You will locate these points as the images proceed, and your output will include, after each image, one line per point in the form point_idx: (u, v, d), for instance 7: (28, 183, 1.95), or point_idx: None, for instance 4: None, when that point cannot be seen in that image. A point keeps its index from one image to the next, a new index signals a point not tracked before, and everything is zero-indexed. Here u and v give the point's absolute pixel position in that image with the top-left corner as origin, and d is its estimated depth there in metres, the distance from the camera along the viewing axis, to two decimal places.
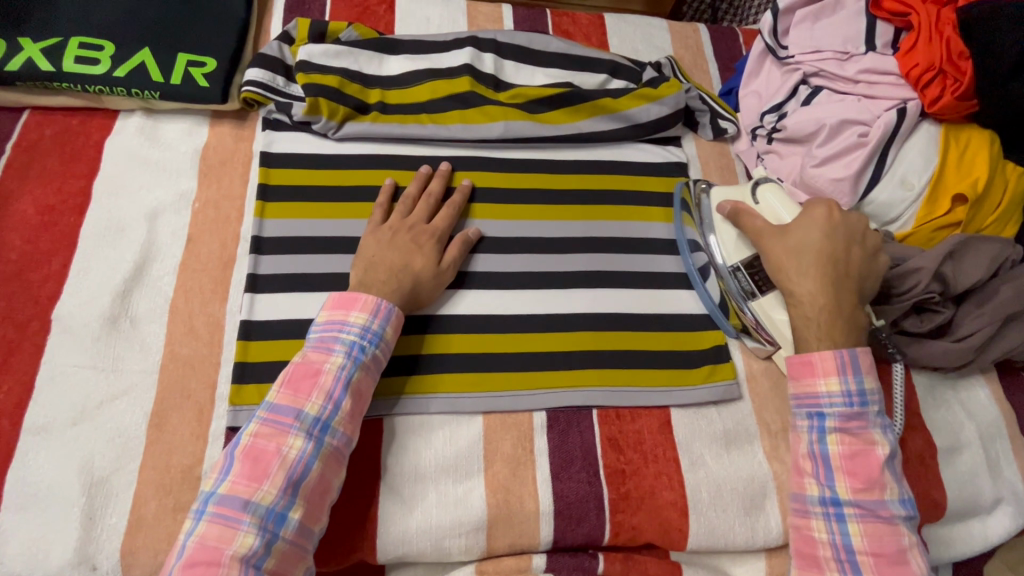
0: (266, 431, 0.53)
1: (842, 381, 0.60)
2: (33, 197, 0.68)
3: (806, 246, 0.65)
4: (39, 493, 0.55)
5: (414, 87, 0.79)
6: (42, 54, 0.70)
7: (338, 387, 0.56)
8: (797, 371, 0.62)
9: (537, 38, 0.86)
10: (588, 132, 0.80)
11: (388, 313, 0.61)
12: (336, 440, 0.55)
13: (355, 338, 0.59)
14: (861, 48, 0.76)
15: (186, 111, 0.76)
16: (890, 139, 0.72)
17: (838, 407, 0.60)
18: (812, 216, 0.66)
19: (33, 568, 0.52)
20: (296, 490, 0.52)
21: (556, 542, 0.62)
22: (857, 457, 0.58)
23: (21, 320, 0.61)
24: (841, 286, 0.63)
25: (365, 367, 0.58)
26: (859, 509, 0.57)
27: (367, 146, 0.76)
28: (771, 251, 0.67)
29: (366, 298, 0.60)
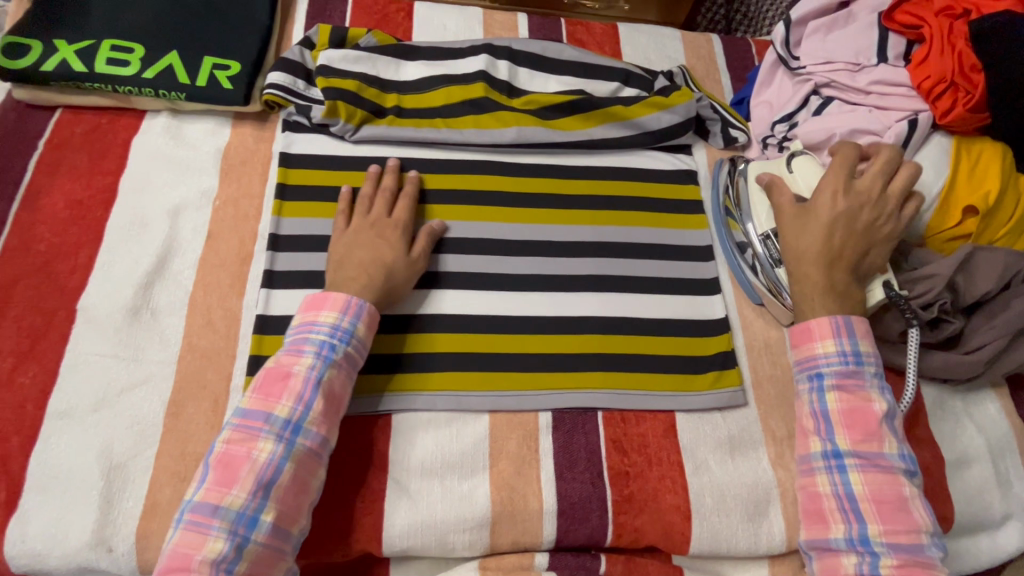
0: (238, 437, 0.55)
1: (839, 343, 0.64)
2: (63, 192, 0.70)
3: (816, 225, 0.67)
4: (59, 475, 0.57)
5: (429, 92, 0.81)
6: (76, 56, 0.73)
7: (308, 388, 0.57)
8: (796, 339, 0.67)
9: (549, 46, 0.87)
10: (599, 138, 0.81)
11: (359, 309, 0.62)
12: (307, 441, 0.56)
13: (325, 337, 0.60)
14: (872, 60, 0.77)
15: (209, 112, 0.79)
16: (900, 150, 0.73)
17: (835, 366, 0.63)
18: (826, 197, 0.68)
19: (52, 548, 0.54)
20: (266, 492, 0.53)
21: (558, 541, 0.63)
22: (855, 412, 0.61)
23: (48, 310, 0.64)
24: (842, 264, 0.67)
25: (337, 366, 0.59)
26: (859, 460, 0.60)
27: (383, 148, 0.78)
28: (784, 228, 0.70)
29: (335, 297, 0.62)
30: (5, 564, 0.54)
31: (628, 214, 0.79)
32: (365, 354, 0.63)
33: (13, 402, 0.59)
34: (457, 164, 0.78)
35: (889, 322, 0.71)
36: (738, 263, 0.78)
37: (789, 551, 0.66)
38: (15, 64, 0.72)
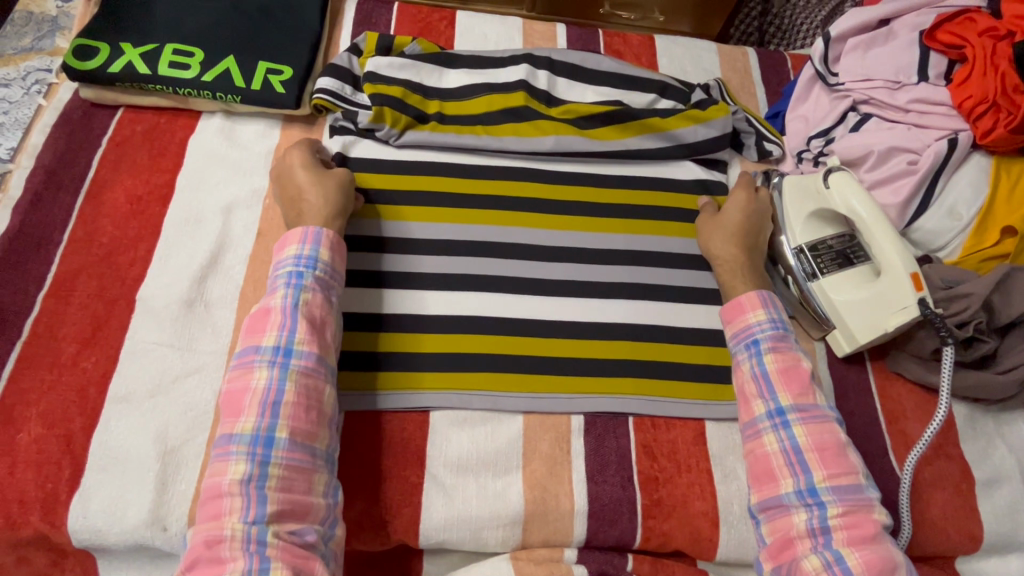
0: (235, 375, 0.57)
1: (767, 312, 0.67)
2: (125, 187, 0.74)
3: (727, 218, 0.76)
4: (118, 456, 0.60)
5: (470, 100, 0.83)
6: (140, 58, 0.77)
7: (287, 314, 0.59)
8: (729, 315, 0.69)
9: (588, 58, 0.89)
10: (635, 148, 0.83)
11: (318, 237, 0.65)
12: (301, 360, 0.58)
13: (292, 267, 0.63)
14: (913, 78, 0.78)
15: (261, 115, 0.82)
16: (938, 169, 0.73)
17: (769, 331, 0.66)
18: (737, 199, 0.78)
19: (111, 524, 0.57)
20: (274, 411, 0.55)
21: (588, 540, 0.65)
22: (789, 369, 0.64)
23: (110, 299, 0.67)
24: (753, 256, 0.74)
25: (310, 290, 0.62)
26: (801, 413, 0.61)
27: (425, 152, 0.80)
28: (702, 224, 0.77)
29: (294, 233, 0.65)
30: (68, 538, 0.58)
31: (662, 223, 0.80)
32: (336, 278, 0.65)
33: (76, 384, 0.63)
34: (496, 171, 0.80)
35: (923, 338, 0.71)
36: (772, 275, 0.80)
37: None
38: (84, 65, 0.76)
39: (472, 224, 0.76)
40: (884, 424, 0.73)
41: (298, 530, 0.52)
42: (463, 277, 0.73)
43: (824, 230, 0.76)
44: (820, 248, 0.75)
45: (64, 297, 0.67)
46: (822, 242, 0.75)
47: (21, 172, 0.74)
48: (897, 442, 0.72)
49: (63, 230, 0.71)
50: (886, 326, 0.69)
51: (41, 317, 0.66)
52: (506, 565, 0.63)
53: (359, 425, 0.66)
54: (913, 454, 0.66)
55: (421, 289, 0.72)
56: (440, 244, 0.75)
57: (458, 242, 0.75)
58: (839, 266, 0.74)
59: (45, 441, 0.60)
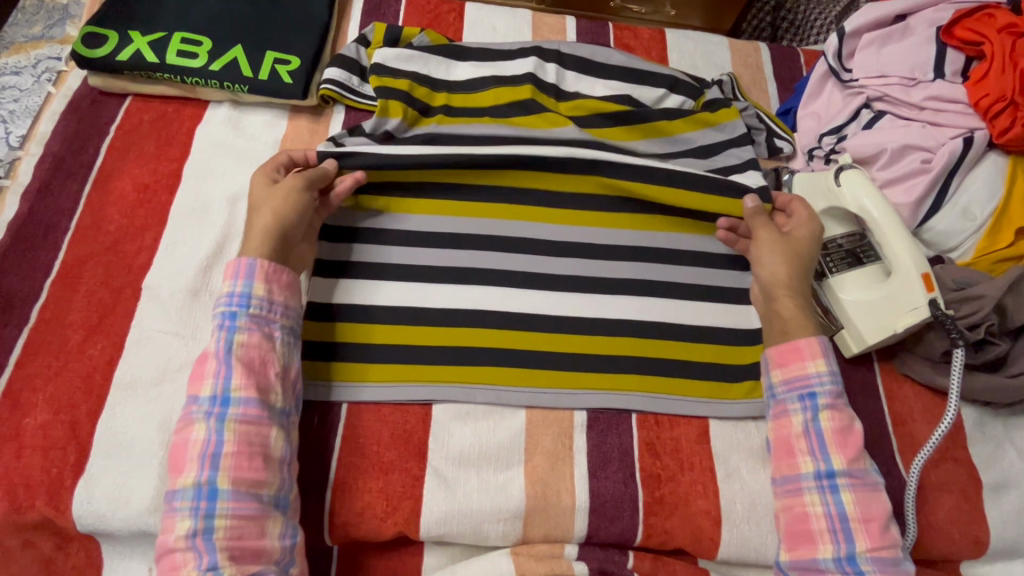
0: (179, 425, 0.58)
1: (827, 362, 0.65)
2: (132, 176, 0.74)
3: (797, 248, 0.71)
4: (122, 443, 0.61)
5: (477, 92, 0.82)
6: (148, 46, 0.77)
7: (222, 361, 0.58)
8: (784, 357, 0.66)
9: (597, 52, 0.88)
10: (643, 147, 0.81)
11: (251, 270, 0.62)
12: (240, 408, 0.57)
13: (225, 308, 0.61)
14: (929, 75, 0.76)
15: (268, 105, 0.82)
16: (953, 168, 0.72)
17: (828, 386, 0.63)
18: (811, 227, 0.73)
19: (115, 510, 0.58)
20: (214, 463, 0.55)
21: (589, 536, 0.64)
22: (844, 431, 0.62)
23: (117, 287, 0.68)
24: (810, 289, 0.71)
25: (247, 330, 0.60)
26: (851, 479, 0.60)
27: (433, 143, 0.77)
28: (765, 243, 0.71)
29: (229, 262, 0.63)
30: (72, 523, 0.58)
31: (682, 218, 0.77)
32: (277, 310, 0.63)
33: (82, 371, 0.63)
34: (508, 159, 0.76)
35: (933, 340, 0.70)
36: None
37: None
38: (92, 53, 0.76)
39: (479, 218, 0.75)
40: (891, 427, 0.72)
41: (257, 572, 0.53)
42: (469, 270, 0.73)
43: (833, 229, 0.76)
44: (830, 248, 0.74)
45: (71, 285, 0.67)
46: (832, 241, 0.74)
47: (29, 159, 0.74)
48: (903, 445, 0.72)
49: (71, 217, 0.71)
50: (896, 327, 0.68)
51: (49, 303, 0.66)
52: (506, 560, 0.63)
53: (362, 416, 0.66)
54: (920, 458, 0.66)
55: (424, 282, 0.71)
56: (444, 237, 0.74)
57: (463, 235, 0.74)
58: (849, 265, 0.73)
59: (51, 426, 0.60)
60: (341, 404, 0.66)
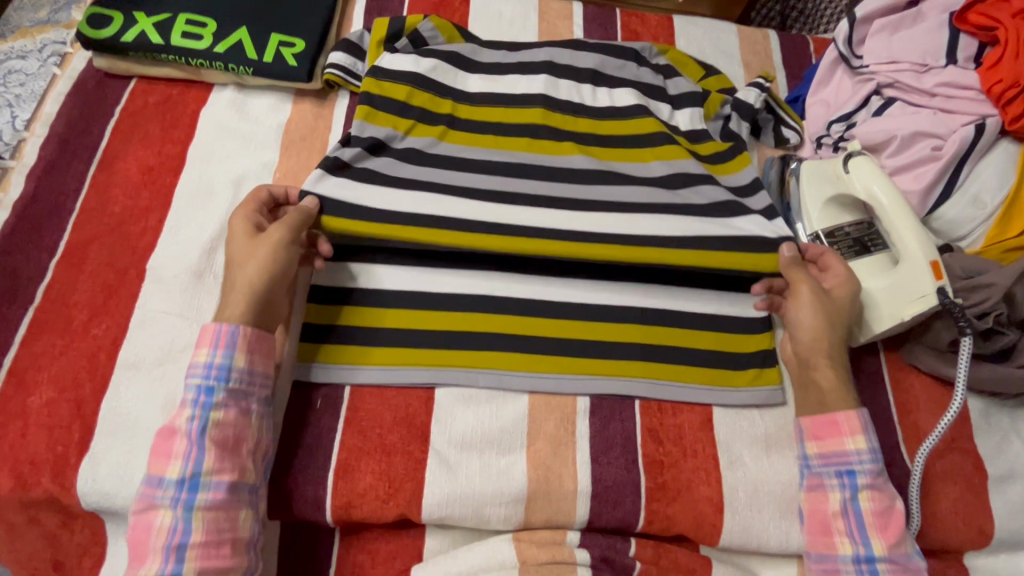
0: (139, 507, 0.55)
1: (867, 439, 0.62)
2: (137, 158, 0.74)
3: (837, 307, 0.67)
4: (127, 422, 0.61)
5: (485, 106, 0.79)
6: (153, 28, 0.77)
7: (192, 445, 0.55)
8: (821, 431, 0.64)
9: (609, 62, 0.85)
10: (659, 174, 0.77)
11: (232, 338, 0.58)
12: (210, 493, 0.54)
13: (200, 380, 0.57)
14: (941, 61, 0.75)
15: (273, 88, 0.82)
16: (964, 156, 0.71)
17: (868, 465, 0.61)
18: (853, 285, 0.68)
19: (119, 488, 0.58)
20: (179, 555, 0.53)
21: (590, 522, 0.64)
22: (885, 512, 0.60)
23: (121, 268, 0.68)
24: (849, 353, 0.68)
25: (222, 406, 0.57)
26: (892, 565, 0.59)
27: (432, 156, 0.75)
28: (801, 305, 0.68)
29: (205, 328, 0.59)
30: (77, 500, 0.58)
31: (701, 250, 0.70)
32: (256, 381, 0.59)
33: (87, 350, 0.63)
34: (503, 195, 0.72)
35: (940, 329, 0.69)
36: None
37: None
38: (97, 33, 0.76)
39: None
40: (896, 416, 0.72)
41: None
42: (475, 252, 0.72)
43: (841, 216, 0.75)
44: (837, 235, 0.74)
45: (76, 265, 0.67)
46: (841, 229, 0.74)
47: (35, 139, 0.74)
48: (908, 435, 0.71)
49: (75, 199, 0.71)
50: (903, 315, 0.67)
51: (54, 283, 0.66)
52: (508, 546, 0.63)
53: (364, 399, 0.66)
54: (924, 447, 0.65)
55: (428, 265, 0.71)
56: None
57: None
58: (855, 254, 0.72)
59: (56, 405, 0.61)
60: (344, 386, 0.66)
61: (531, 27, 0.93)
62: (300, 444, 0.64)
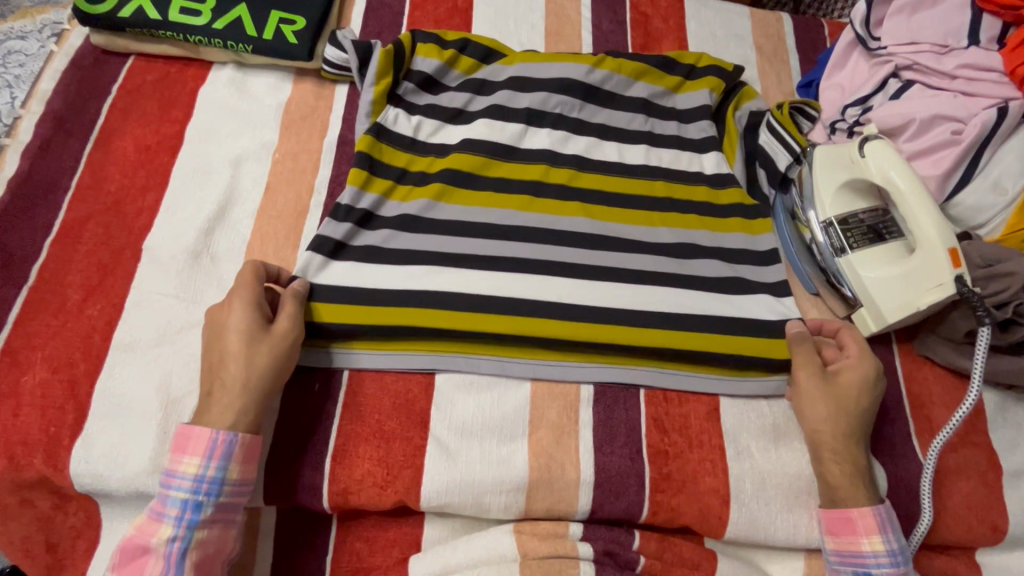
0: None
1: (884, 539, 0.59)
2: (134, 136, 0.73)
3: (845, 394, 0.63)
4: (122, 403, 0.60)
5: (482, 158, 0.74)
6: (151, 3, 0.75)
7: (167, 569, 0.52)
8: (836, 528, 0.61)
9: (616, 117, 0.80)
10: (666, 242, 0.73)
11: (226, 449, 0.55)
12: None
13: (187, 494, 0.53)
14: (962, 42, 0.73)
15: (273, 67, 0.80)
16: (985, 140, 0.68)
17: (887, 569, 0.59)
18: (863, 373, 0.64)
19: (113, 470, 0.57)
20: None
21: (593, 513, 0.63)
22: None
23: (116, 248, 0.66)
24: (865, 445, 0.63)
25: (207, 525, 0.54)
26: None
27: (430, 222, 0.70)
28: (809, 390, 0.64)
29: (197, 435, 0.54)
30: (70, 482, 0.57)
31: (702, 314, 0.68)
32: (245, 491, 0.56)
33: (81, 331, 0.62)
34: (502, 262, 0.68)
35: (957, 320, 0.67)
36: (796, 247, 0.76)
37: None
38: (94, 8, 0.75)
39: (488, 209, 0.71)
40: (908, 409, 0.70)
41: None
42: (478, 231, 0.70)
43: (855, 203, 0.72)
44: (851, 222, 0.71)
45: (71, 244, 0.66)
46: (854, 216, 0.71)
47: (30, 116, 0.73)
48: (921, 428, 0.69)
49: (71, 177, 0.70)
50: (918, 305, 0.65)
51: (48, 263, 0.65)
52: (509, 538, 0.61)
53: (365, 384, 0.65)
54: (937, 441, 0.63)
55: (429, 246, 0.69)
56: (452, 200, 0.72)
57: (471, 226, 0.70)
58: (870, 241, 0.70)
59: (50, 385, 0.59)
60: (342, 370, 0.65)
61: (537, 6, 0.91)
62: (296, 430, 0.62)
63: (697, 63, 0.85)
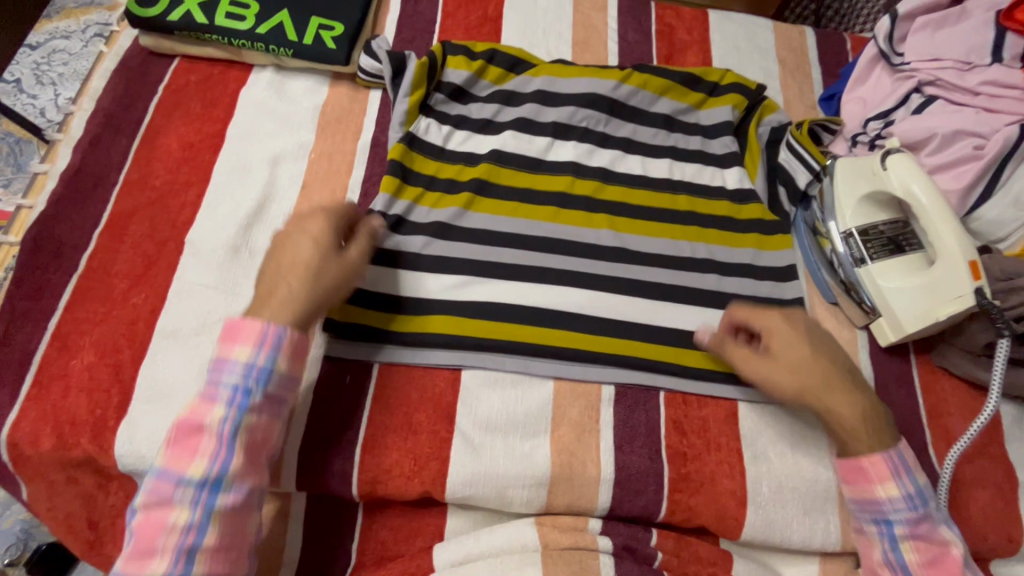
0: (151, 503, 0.51)
1: (899, 483, 0.58)
2: (178, 134, 0.76)
3: (788, 359, 0.62)
4: (162, 389, 0.62)
5: (512, 170, 0.76)
6: (198, 8, 0.78)
7: (224, 442, 0.52)
8: (849, 478, 0.59)
9: (642, 131, 0.82)
10: (686, 255, 0.74)
11: (279, 339, 0.55)
12: (230, 497, 0.51)
13: (239, 379, 0.53)
14: (986, 59, 0.74)
15: (311, 71, 0.83)
16: (1006, 156, 0.70)
17: (904, 514, 0.57)
18: (784, 331, 0.64)
19: (153, 451, 0.60)
20: (189, 559, 0.49)
21: (612, 509, 0.64)
22: (935, 560, 0.57)
23: (160, 240, 0.69)
24: (849, 388, 0.61)
25: (257, 411, 0.54)
26: None
27: (459, 230, 0.72)
28: (763, 373, 0.63)
29: (249, 325, 0.54)
30: (114, 462, 0.60)
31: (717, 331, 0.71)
32: (291, 387, 0.56)
33: (126, 317, 0.65)
34: (531, 270, 0.71)
35: (976, 331, 0.68)
36: (818, 257, 0.77)
37: (842, 552, 0.66)
38: (145, 12, 0.78)
39: (515, 218, 0.74)
40: (925, 418, 0.71)
41: None
42: (506, 234, 0.72)
43: (876, 214, 0.73)
44: (871, 233, 0.72)
45: (118, 235, 0.69)
46: (874, 228, 0.72)
47: (82, 114, 0.77)
48: (938, 438, 0.70)
49: (119, 171, 0.73)
50: (937, 315, 0.66)
51: (96, 252, 0.68)
52: (531, 530, 0.63)
53: (395, 378, 0.67)
54: (955, 450, 0.64)
55: (460, 246, 0.71)
56: (481, 202, 0.74)
57: (498, 235, 0.72)
58: (889, 253, 0.71)
59: (97, 369, 0.62)
60: (374, 364, 0.67)
61: (566, 17, 0.93)
62: (325, 422, 0.65)
63: (722, 80, 0.87)
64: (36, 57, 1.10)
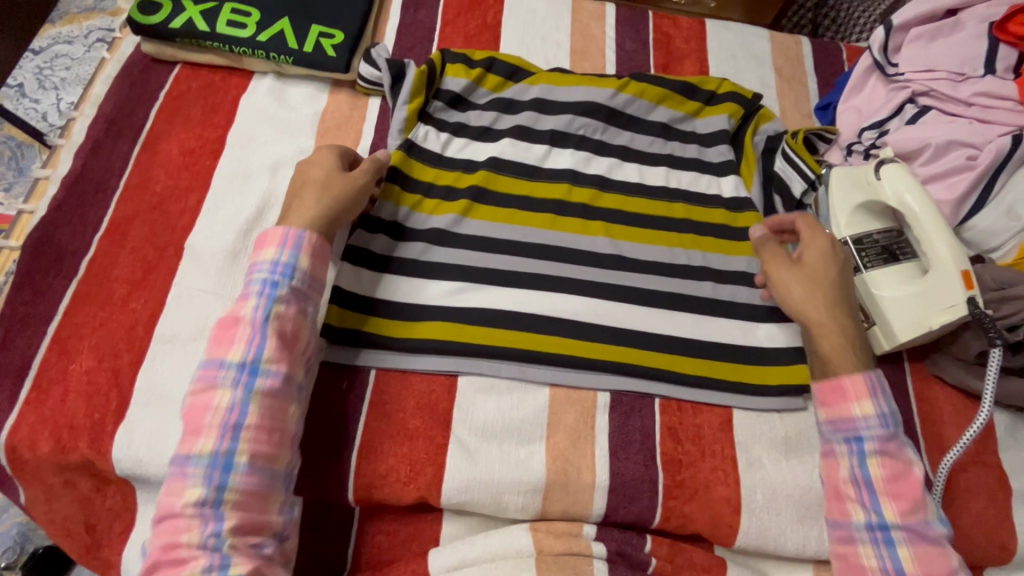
0: (200, 385, 0.56)
1: (875, 403, 0.59)
2: (179, 140, 0.77)
3: (814, 269, 0.67)
4: (160, 393, 0.63)
5: (510, 177, 0.77)
6: (200, 16, 0.79)
7: (257, 327, 0.57)
8: (827, 398, 0.61)
9: (639, 139, 0.83)
10: (682, 263, 0.75)
11: (297, 241, 0.61)
12: (267, 379, 0.56)
13: (267, 275, 0.59)
14: (979, 70, 0.75)
15: (312, 78, 0.84)
16: (999, 166, 0.70)
17: (875, 430, 0.59)
18: (818, 244, 0.68)
19: (150, 456, 0.60)
20: (235, 433, 0.54)
21: (607, 516, 0.65)
22: (900, 477, 0.58)
23: (160, 245, 0.70)
24: (850, 315, 0.65)
25: (286, 300, 0.59)
26: (907, 532, 0.56)
27: (457, 237, 0.73)
28: (781, 275, 0.68)
29: (273, 231, 0.61)
30: (111, 466, 0.60)
31: (712, 338, 0.71)
32: (314, 287, 0.62)
33: (125, 322, 0.66)
34: (527, 277, 0.71)
35: (969, 340, 0.69)
36: None
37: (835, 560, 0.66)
38: (147, 19, 0.79)
39: (512, 225, 0.74)
40: (919, 427, 0.71)
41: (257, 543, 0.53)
42: (503, 241, 0.73)
43: (870, 223, 0.74)
44: (866, 242, 0.73)
45: (118, 240, 0.70)
46: (868, 237, 0.73)
47: (84, 119, 0.78)
48: (931, 446, 0.70)
49: (120, 176, 0.74)
50: (931, 324, 0.67)
51: (96, 257, 0.69)
52: (526, 535, 0.63)
53: (391, 383, 0.67)
54: (948, 458, 0.65)
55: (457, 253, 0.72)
56: (478, 209, 0.75)
57: (496, 242, 0.73)
58: (883, 261, 0.72)
59: (96, 373, 0.63)
60: (370, 370, 0.67)
61: (564, 26, 0.94)
62: (322, 427, 0.65)
63: (718, 89, 0.88)
64: (39, 62, 1.11)
